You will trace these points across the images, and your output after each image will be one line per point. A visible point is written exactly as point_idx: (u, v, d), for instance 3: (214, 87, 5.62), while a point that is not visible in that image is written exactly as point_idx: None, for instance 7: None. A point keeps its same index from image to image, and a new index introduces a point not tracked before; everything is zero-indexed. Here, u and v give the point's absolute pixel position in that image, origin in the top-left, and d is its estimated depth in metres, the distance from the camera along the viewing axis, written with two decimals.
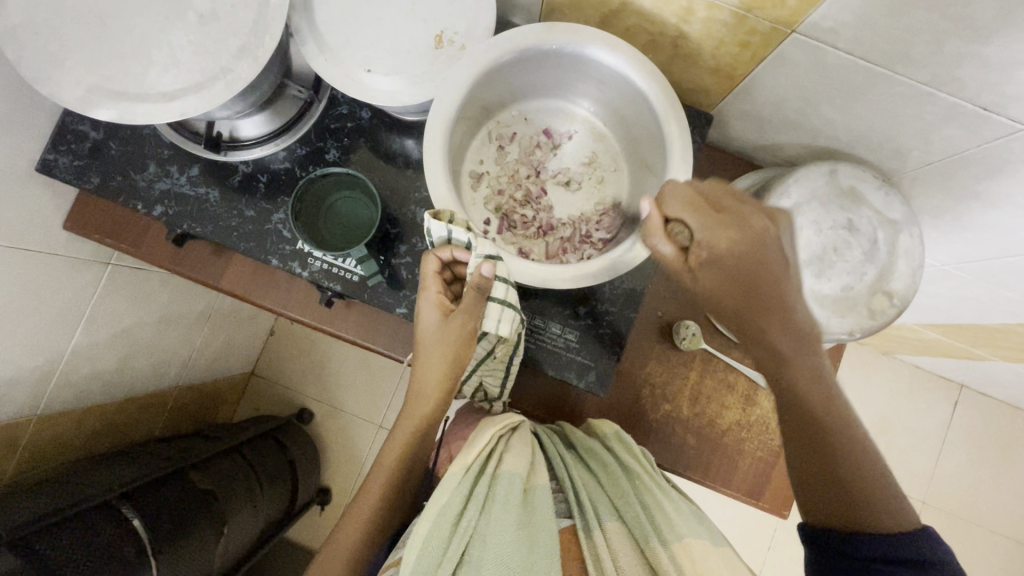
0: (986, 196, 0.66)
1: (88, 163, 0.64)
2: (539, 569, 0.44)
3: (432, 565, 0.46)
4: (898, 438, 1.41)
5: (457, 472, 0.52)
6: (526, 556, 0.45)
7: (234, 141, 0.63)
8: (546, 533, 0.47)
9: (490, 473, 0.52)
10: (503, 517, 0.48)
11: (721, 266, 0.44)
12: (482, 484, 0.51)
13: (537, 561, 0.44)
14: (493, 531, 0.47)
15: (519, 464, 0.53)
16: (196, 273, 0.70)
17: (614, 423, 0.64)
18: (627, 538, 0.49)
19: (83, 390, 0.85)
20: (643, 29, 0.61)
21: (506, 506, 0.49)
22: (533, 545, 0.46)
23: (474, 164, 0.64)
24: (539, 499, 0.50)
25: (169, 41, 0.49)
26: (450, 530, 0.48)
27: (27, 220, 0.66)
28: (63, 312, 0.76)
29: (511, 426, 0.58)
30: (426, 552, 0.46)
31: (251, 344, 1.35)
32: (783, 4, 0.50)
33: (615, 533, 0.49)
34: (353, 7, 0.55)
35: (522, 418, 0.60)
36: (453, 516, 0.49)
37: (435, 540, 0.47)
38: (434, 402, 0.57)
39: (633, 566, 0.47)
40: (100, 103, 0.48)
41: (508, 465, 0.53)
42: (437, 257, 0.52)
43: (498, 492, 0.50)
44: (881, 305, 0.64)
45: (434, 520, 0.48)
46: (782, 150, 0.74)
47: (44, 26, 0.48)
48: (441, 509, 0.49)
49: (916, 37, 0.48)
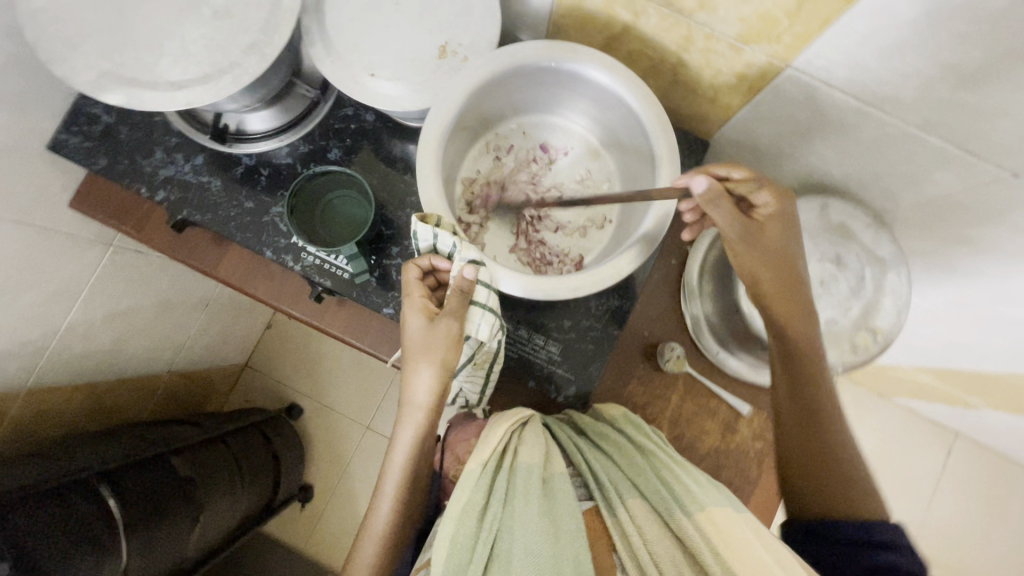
0: (977, 242, 0.67)
1: (97, 146, 0.66)
2: (568, 556, 0.45)
3: (461, 562, 0.46)
4: (888, 481, 1.39)
5: (475, 469, 0.52)
6: (554, 544, 0.45)
7: (240, 134, 0.65)
8: (571, 520, 0.47)
9: (507, 466, 0.53)
10: (526, 509, 0.48)
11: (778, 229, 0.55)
12: (501, 479, 0.51)
13: (563, 550, 0.45)
14: (518, 522, 0.47)
15: (535, 454, 0.54)
16: (193, 261, 0.71)
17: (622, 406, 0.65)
18: (651, 516, 0.50)
19: (74, 368, 0.86)
20: (644, 54, 0.62)
21: (528, 498, 0.49)
22: (559, 533, 0.46)
23: (471, 174, 0.65)
24: (559, 487, 0.51)
25: (182, 34, 0.51)
26: (475, 525, 0.48)
27: (33, 197, 0.68)
28: (61, 289, 0.77)
29: (520, 421, 0.58)
30: (453, 550, 0.47)
31: (246, 335, 1.36)
32: (778, 40, 0.51)
33: (639, 513, 0.50)
34: (363, 14, 0.57)
35: (531, 412, 0.60)
36: (477, 511, 0.49)
37: (461, 539, 0.47)
38: (429, 412, 0.52)
39: (660, 541, 0.48)
40: (109, 87, 0.49)
41: (524, 457, 0.53)
42: (416, 265, 0.52)
43: (517, 484, 0.51)
44: (865, 343, 0.64)
45: (457, 519, 0.49)
46: (777, 182, 0.75)
47: (65, 12, 0.50)
48: (464, 506, 0.50)
49: (905, 81, 0.49)
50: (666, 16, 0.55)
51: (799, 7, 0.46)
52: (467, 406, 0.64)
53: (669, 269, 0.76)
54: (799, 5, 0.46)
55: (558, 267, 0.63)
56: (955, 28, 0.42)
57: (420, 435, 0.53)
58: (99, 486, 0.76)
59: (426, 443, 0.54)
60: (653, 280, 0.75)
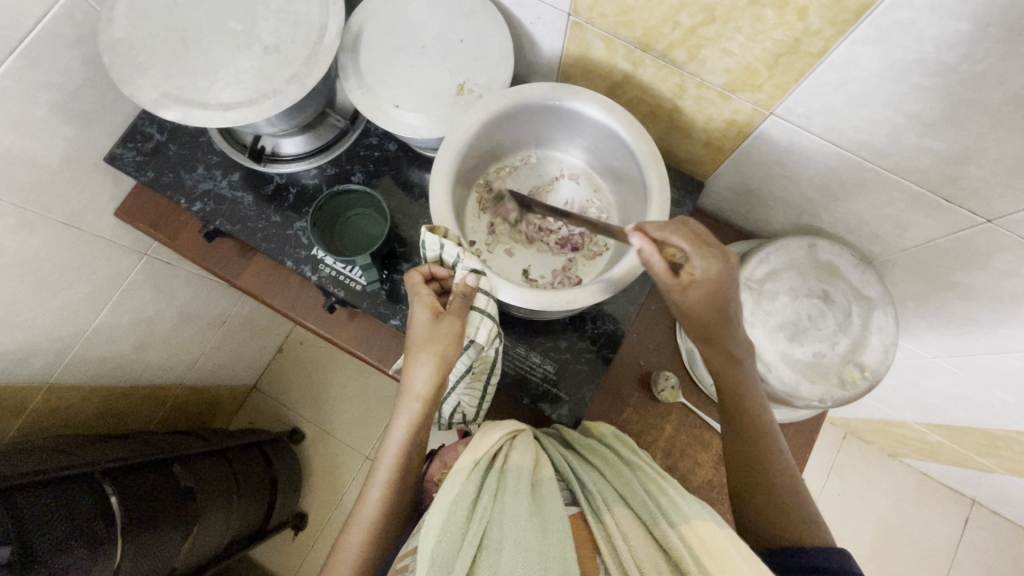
0: (963, 286, 0.66)
1: (147, 160, 0.74)
2: (556, 551, 0.45)
3: (450, 550, 0.46)
4: (902, 547, 1.33)
5: (467, 466, 0.53)
6: (543, 538, 0.46)
7: (274, 155, 0.72)
8: (558, 519, 0.48)
9: (498, 467, 0.54)
10: (516, 505, 0.49)
11: (707, 292, 0.52)
12: (493, 476, 0.52)
13: (550, 546, 0.45)
14: (509, 515, 0.48)
15: (526, 460, 0.55)
16: (220, 269, 0.77)
17: (612, 426, 0.66)
18: (636, 524, 0.49)
19: (96, 369, 0.90)
20: (643, 101, 0.69)
21: (518, 496, 0.50)
22: (547, 531, 0.46)
23: (473, 211, 0.71)
24: (548, 490, 0.52)
25: (235, 63, 0.58)
26: (466, 515, 0.49)
27: (82, 204, 0.75)
28: (96, 290, 0.82)
29: (514, 433, 0.60)
30: (443, 538, 0.47)
31: (259, 356, 1.40)
32: (761, 89, 0.57)
33: (624, 518, 0.49)
34: (392, 56, 0.66)
35: (525, 426, 0.62)
36: (467, 504, 0.50)
37: (451, 527, 0.48)
38: (424, 403, 0.55)
39: (645, 548, 0.47)
40: (168, 105, 0.57)
41: (514, 459, 0.55)
42: (420, 271, 0.58)
43: (506, 483, 0.52)
44: (853, 377, 0.66)
45: (449, 509, 0.49)
46: (770, 224, 0.79)
47: (138, 43, 0.58)
48: (455, 498, 0.50)
49: (877, 129, 0.54)
50: (661, 67, 0.62)
51: (776, 60, 0.52)
52: (460, 422, 0.66)
53: (665, 300, 0.78)
54: (776, 58, 0.52)
55: (557, 283, 0.68)
56: (914, 80, 0.48)
57: (414, 424, 0.55)
58: (103, 482, 0.79)
59: (419, 435, 0.56)
60: (649, 310, 0.78)
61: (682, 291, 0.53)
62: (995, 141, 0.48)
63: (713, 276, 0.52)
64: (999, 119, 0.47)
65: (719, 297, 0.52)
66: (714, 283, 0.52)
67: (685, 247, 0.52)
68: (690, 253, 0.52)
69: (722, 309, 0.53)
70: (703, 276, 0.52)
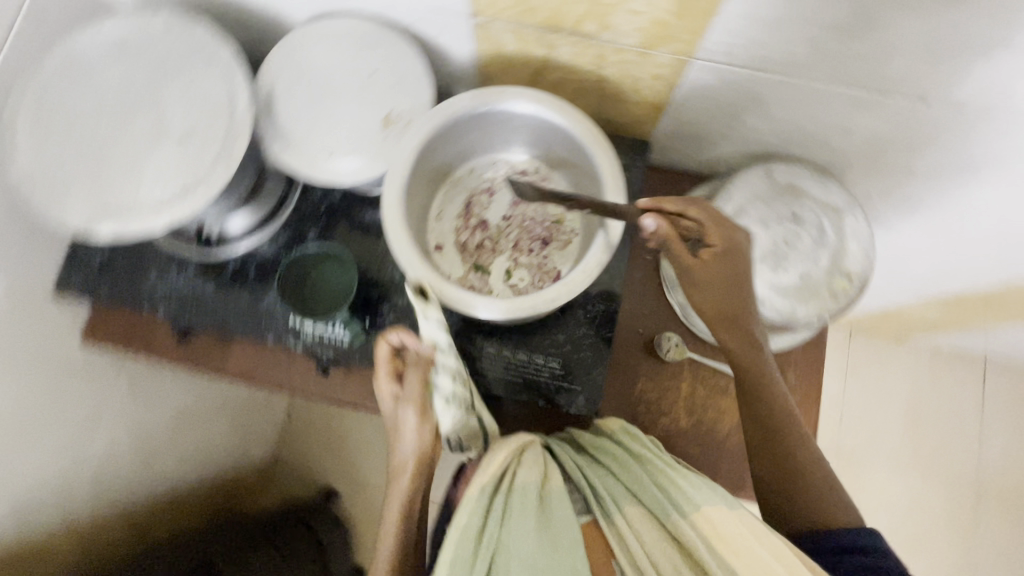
0: (919, 167, 0.67)
1: (99, 279, 0.73)
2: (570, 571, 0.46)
3: None
4: (934, 424, 1.36)
5: (473, 493, 0.52)
6: (555, 558, 0.46)
7: (224, 239, 0.69)
8: (570, 535, 0.48)
9: (505, 488, 0.52)
10: (525, 527, 0.49)
11: (727, 259, 0.57)
12: (500, 497, 0.51)
13: (564, 566, 0.46)
14: (517, 538, 0.48)
15: (532, 475, 0.54)
16: (204, 365, 0.75)
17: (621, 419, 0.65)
18: (649, 521, 0.50)
19: (107, 495, 0.88)
20: (569, 80, 0.69)
21: (525, 516, 0.50)
22: (559, 549, 0.47)
23: (436, 244, 0.70)
24: (558, 503, 0.52)
25: (156, 161, 0.57)
26: (475, 548, 0.49)
27: (46, 341, 0.73)
28: (86, 421, 0.80)
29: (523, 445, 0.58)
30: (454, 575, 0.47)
31: (270, 429, 1.37)
32: (678, 39, 0.57)
33: (636, 518, 0.50)
34: (311, 107, 0.64)
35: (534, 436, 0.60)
36: (475, 533, 0.50)
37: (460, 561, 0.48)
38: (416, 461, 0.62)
39: (658, 546, 0.48)
40: (100, 222, 0.55)
41: (520, 478, 0.53)
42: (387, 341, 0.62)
43: (513, 504, 0.51)
44: (843, 288, 0.67)
45: (456, 543, 0.49)
46: (723, 161, 0.79)
47: (51, 168, 0.56)
48: (463, 529, 0.50)
49: (799, 46, 0.54)
50: (576, 43, 0.61)
51: (683, 7, 0.52)
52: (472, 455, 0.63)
53: (647, 264, 0.78)
54: (683, 6, 0.52)
55: (538, 282, 0.68)
56: None
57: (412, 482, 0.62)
58: None
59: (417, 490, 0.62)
60: (635, 278, 0.78)
61: (704, 263, 0.57)
62: (911, 27, 0.49)
63: (731, 241, 0.58)
64: (910, 6, 0.47)
65: (738, 262, 0.58)
66: (735, 249, 0.58)
67: (698, 219, 0.58)
68: (705, 225, 0.58)
69: (734, 278, 0.58)
70: (722, 242, 0.57)
